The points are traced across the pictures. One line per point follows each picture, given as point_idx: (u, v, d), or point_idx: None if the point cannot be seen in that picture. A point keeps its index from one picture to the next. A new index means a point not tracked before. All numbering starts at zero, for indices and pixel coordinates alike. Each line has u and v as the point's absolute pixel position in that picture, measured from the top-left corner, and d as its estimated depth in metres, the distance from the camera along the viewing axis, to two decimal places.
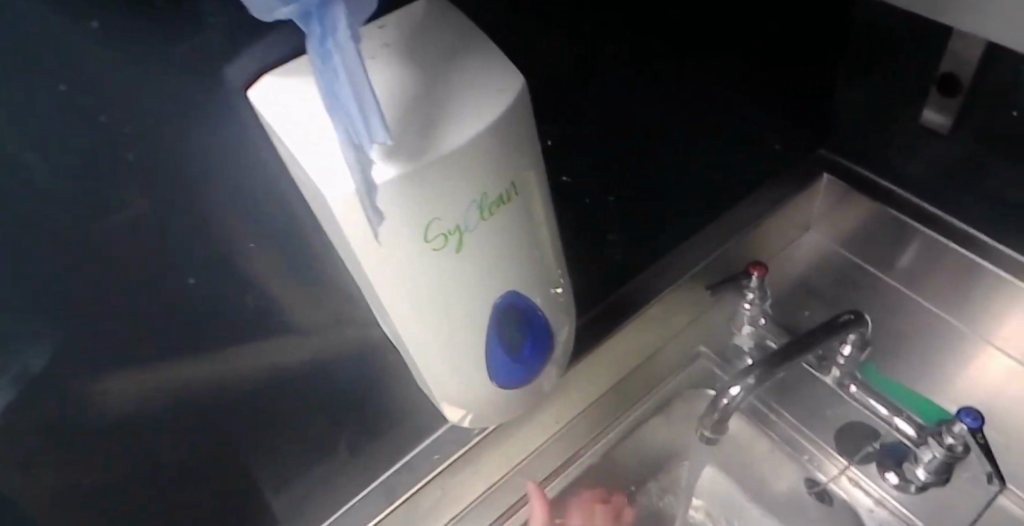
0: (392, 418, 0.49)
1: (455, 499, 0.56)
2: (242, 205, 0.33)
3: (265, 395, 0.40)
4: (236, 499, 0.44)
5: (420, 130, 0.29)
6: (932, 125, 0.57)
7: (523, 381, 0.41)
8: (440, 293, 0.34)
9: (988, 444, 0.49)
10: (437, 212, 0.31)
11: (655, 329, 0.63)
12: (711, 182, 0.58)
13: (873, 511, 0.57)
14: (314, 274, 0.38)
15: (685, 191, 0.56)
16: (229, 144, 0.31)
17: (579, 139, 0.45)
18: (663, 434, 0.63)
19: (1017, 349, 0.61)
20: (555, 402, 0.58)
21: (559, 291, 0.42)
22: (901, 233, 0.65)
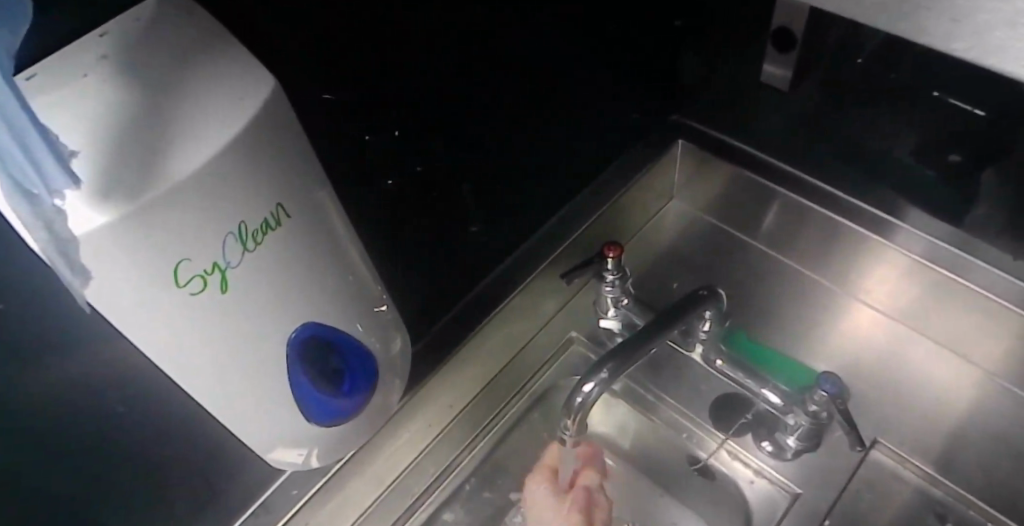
0: (228, 461, 0.46)
1: None
2: None
3: (68, 469, 0.37)
4: None
5: (141, 159, 0.25)
6: (774, 79, 0.58)
7: (348, 416, 0.38)
8: (212, 341, 0.30)
9: (850, 410, 0.49)
10: (183, 252, 0.27)
11: (524, 321, 0.61)
12: (602, 150, 0.61)
13: (753, 483, 0.57)
14: (80, 337, 0.34)
15: (537, 178, 0.56)
16: None
17: (432, 124, 0.45)
18: (540, 429, 0.63)
19: (880, 300, 0.63)
20: (417, 416, 0.56)
21: (384, 307, 0.39)
22: (760, 196, 0.65)
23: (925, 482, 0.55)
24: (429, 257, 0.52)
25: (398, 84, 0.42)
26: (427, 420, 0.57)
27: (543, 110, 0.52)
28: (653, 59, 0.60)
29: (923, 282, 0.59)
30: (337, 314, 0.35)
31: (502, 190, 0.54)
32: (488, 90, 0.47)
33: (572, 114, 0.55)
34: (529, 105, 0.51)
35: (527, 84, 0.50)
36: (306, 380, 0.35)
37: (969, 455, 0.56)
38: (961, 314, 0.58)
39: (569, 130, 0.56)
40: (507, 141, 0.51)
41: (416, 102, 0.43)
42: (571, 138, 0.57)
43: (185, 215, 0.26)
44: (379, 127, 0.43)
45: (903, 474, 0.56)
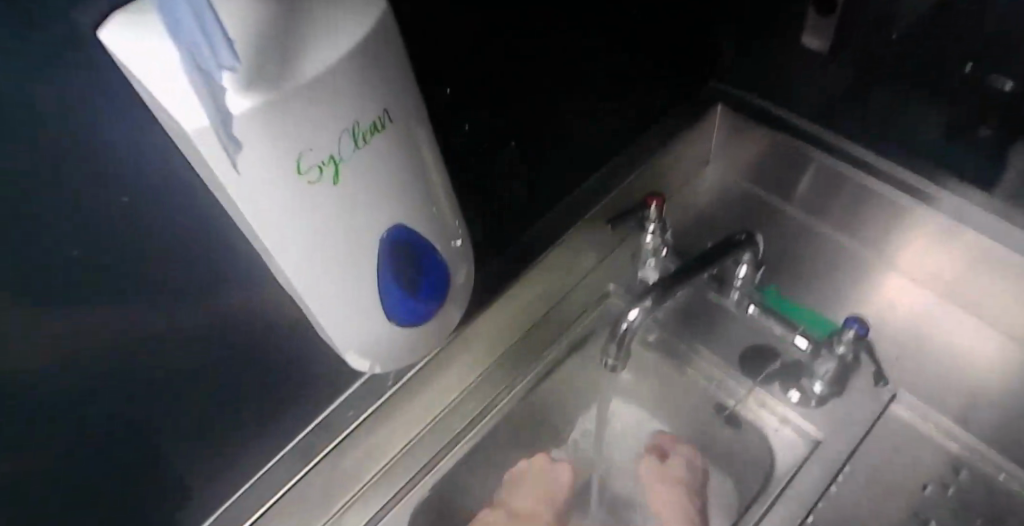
0: (298, 372, 0.50)
1: (378, 452, 0.58)
2: (111, 172, 0.33)
3: (163, 364, 0.40)
4: (147, 471, 0.43)
5: (281, 52, 0.28)
6: (813, 47, 0.61)
7: (419, 321, 0.42)
8: (320, 231, 0.34)
9: (873, 347, 0.52)
10: (307, 142, 0.30)
11: (565, 269, 0.65)
12: (646, 111, 0.65)
13: (779, 431, 0.60)
14: (194, 241, 0.38)
15: (587, 134, 0.60)
16: (76, 99, 0.30)
17: (494, 76, 0.48)
18: (574, 376, 0.67)
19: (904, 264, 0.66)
20: (462, 354, 0.60)
21: (457, 242, 0.43)
22: (795, 162, 0.68)
23: (943, 434, 0.58)
24: (488, 206, 0.55)
25: (462, 42, 0.44)
26: (470, 358, 0.61)
27: (600, 67, 0.56)
28: (696, 27, 0.64)
29: (950, 247, 0.61)
30: (419, 222, 0.38)
31: (554, 143, 0.57)
32: (548, 47, 0.51)
33: (621, 73, 0.59)
34: (587, 63, 0.55)
35: (585, 43, 0.53)
36: (392, 282, 0.39)
37: (988, 411, 0.59)
38: (987, 279, 0.61)
39: (618, 90, 0.60)
40: (564, 97, 0.55)
41: (476, 57, 0.46)
42: (620, 97, 0.61)
43: (310, 108, 0.30)
44: (447, 83, 0.45)
45: (920, 427, 0.59)
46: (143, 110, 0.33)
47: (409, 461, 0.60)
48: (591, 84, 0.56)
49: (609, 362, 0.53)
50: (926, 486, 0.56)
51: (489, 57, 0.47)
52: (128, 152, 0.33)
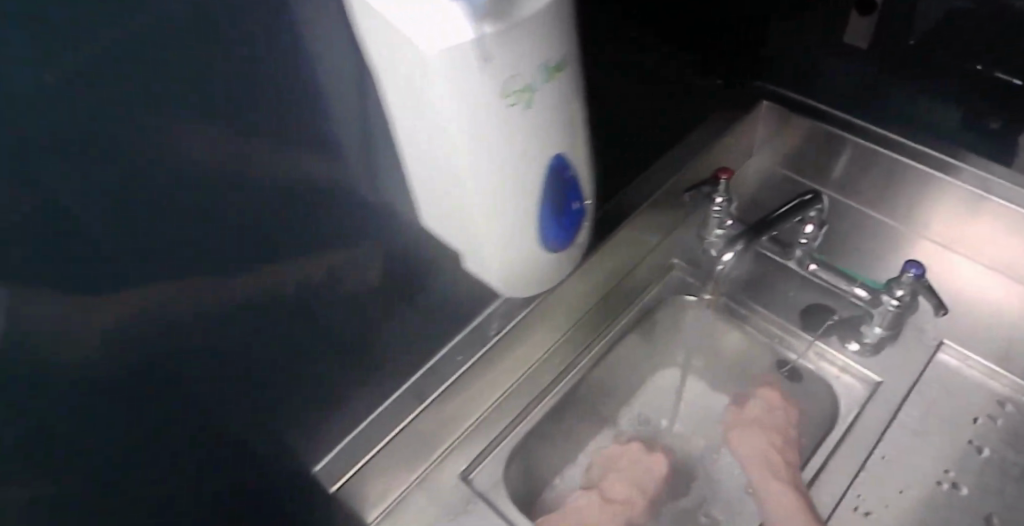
0: (427, 313, 0.57)
1: (476, 403, 0.65)
2: (325, 105, 0.39)
3: (336, 290, 0.47)
4: (306, 396, 0.49)
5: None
6: (853, 43, 0.69)
7: (563, 247, 0.50)
8: (505, 152, 0.41)
9: (930, 287, 0.60)
10: (515, 69, 0.38)
11: (637, 243, 0.73)
12: (709, 103, 0.73)
13: (839, 377, 0.68)
14: (372, 173, 0.44)
15: (668, 121, 0.68)
16: (307, 39, 0.36)
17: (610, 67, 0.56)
18: (643, 339, 0.75)
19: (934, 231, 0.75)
20: (546, 317, 0.67)
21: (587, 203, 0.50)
22: (832, 146, 0.78)
23: (988, 376, 0.66)
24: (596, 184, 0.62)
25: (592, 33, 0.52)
26: (557, 319, 0.69)
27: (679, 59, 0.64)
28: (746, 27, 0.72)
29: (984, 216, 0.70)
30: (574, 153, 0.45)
31: (644, 130, 0.65)
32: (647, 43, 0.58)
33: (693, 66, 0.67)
34: (671, 55, 0.62)
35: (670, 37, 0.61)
36: (549, 202, 0.46)
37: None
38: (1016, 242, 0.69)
39: (690, 81, 0.68)
40: (655, 86, 0.62)
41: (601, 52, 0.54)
42: (692, 88, 0.68)
43: (521, 40, 0.37)
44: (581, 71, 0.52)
45: (965, 371, 0.67)
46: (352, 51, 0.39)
47: (506, 408, 0.68)
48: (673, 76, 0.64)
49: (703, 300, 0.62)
50: (976, 418, 0.64)
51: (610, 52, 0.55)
52: (337, 88, 0.39)
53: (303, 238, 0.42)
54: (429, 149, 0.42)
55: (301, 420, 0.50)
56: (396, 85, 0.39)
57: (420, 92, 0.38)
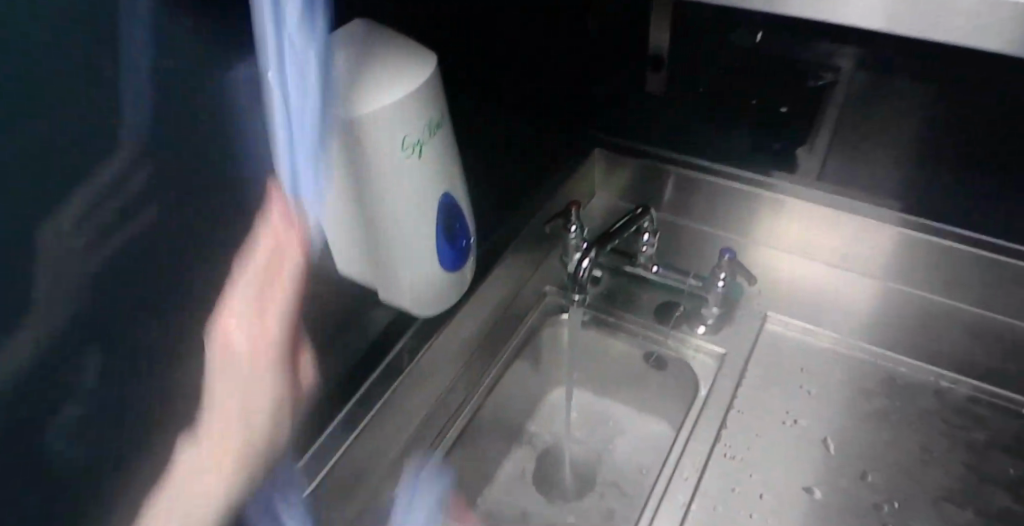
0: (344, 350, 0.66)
1: (393, 437, 0.71)
2: None
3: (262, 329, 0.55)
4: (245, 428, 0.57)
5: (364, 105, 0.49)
6: (656, 87, 0.89)
7: (456, 270, 0.62)
8: (407, 191, 0.54)
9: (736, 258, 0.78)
10: (408, 129, 0.52)
11: (509, 276, 0.84)
12: (553, 151, 0.89)
13: (697, 357, 0.82)
14: None
15: (525, 165, 0.83)
16: None
17: (476, 123, 0.71)
18: (531, 359, 0.84)
19: (739, 231, 0.94)
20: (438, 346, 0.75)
21: (469, 241, 0.62)
22: (657, 176, 0.95)
23: (807, 334, 0.84)
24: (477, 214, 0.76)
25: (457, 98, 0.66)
26: (448, 351, 0.77)
27: (528, 109, 0.80)
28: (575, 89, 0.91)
29: (786, 215, 0.90)
30: (457, 191, 0.59)
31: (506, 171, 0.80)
32: (499, 101, 0.74)
33: (539, 122, 0.84)
34: (520, 109, 0.79)
35: (519, 96, 0.78)
36: (440, 230, 0.58)
37: (829, 315, 0.85)
38: (813, 229, 0.89)
39: (537, 133, 0.84)
40: (511, 135, 0.78)
41: (467, 112, 0.69)
42: (539, 138, 0.85)
43: (413, 103, 0.51)
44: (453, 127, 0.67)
45: (788, 334, 0.84)
46: None
47: (423, 439, 0.72)
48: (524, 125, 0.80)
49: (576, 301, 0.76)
50: (802, 368, 0.81)
51: (473, 110, 0.70)
52: None
53: None
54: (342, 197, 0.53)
55: None
56: None
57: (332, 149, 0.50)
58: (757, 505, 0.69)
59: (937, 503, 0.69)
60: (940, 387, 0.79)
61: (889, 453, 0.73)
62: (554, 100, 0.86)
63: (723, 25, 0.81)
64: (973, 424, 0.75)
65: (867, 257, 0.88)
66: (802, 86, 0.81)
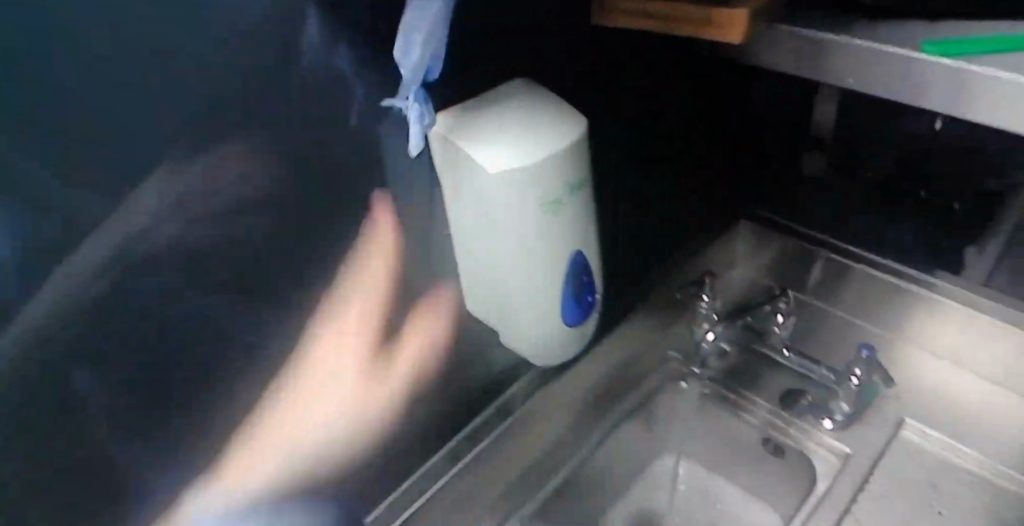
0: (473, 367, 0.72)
1: None
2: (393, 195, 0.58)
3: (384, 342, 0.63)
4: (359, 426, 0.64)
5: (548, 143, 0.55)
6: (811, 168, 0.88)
7: (580, 322, 0.64)
8: (541, 243, 0.58)
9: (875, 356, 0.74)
10: (550, 188, 0.56)
11: (634, 334, 0.84)
12: (696, 220, 0.91)
13: (819, 453, 0.78)
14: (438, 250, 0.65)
15: (663, 231, 0.86)
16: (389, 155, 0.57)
17: (618, 187, 0.76)
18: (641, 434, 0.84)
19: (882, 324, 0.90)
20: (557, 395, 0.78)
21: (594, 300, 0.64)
22: (802, 256, 0.92)
23: (948, 451, 0.78)
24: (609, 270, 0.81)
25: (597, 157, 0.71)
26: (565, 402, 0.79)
27: (671, 179, 0.83)
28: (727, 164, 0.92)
29: (941, 319, 0.85)
30: (589, 251, 0.61)
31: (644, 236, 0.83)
32: (644, 171, 0.78)
33: (684, 192, 0.86)
34: (665, 178, 0.82)
35: (665, 169, 0.81)
36: (569, 285, 0.61)
37: (974, 433, 0.78)
38: (973, 341, 0.83)
39: (680, 203, 0.86)
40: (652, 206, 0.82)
41: (614, 175, 0.74)
42: (681, 206, 0.87)
43: (557, 164, 0.55)
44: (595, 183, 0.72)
45: (926, 445, 0.78)
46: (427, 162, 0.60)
47: None
48: (665, 192, 0.83)
49: None
50: (936, 484, 0.75)
51: (619, 176, 0.75)
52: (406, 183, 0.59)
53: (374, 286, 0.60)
54: (486, 239, 0.59)
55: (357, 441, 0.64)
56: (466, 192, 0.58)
57: (487, 197, 0.56)
58: None
59: None
60: None
61: None
62: (703, 172, 0.88)
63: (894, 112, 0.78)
64: None
65: None
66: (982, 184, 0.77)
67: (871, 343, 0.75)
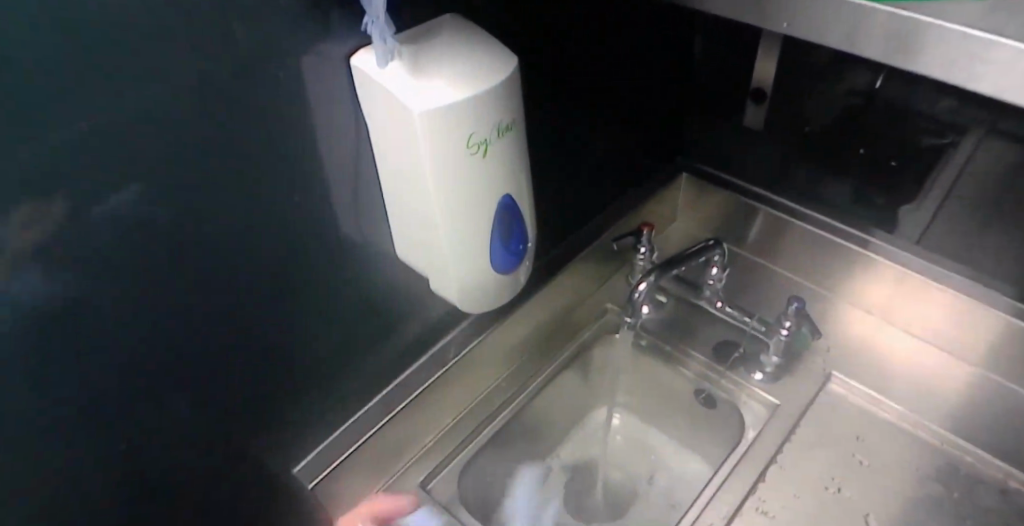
0: (407, 313, 0.71)
1: (430, 424, 0.77)
2: (310, 133, 0.56)
3: (304, 290, 0.61)
4: (278, 372, 0.62)
5: (464, 80, 0.53)
6: (750, 123, 0.88)
7: (510, 269, 0.63)
8: (468, 187, 0.56)
9: (804, 310, 0.75)
10: (474, 128, 0.54)
11: (573, 287, 0.86)
12: (637, 171, 0.91)
13: (748, 405, 0.81)
14: (367, 196, 0.62)
15: (603, 182, 0.85)
16: (303, 91, 0.54)
17: (557, 137, 0.74)
18: (575, 386, 0.87)
19: (814, 279, 0.92)
20: (493, 346, 0.80)
21: (527, 246, 0.63)
22: (742, 213, 0.95)
23: (872, 404, 0.80)
24: (548, 222, 0.80)
25: (533, 104, 0.69)
26: (503, 352, 0.81)
27: (613, 130, 0.82)
28: (669, 115, 0.91)
29: (873, 276, 0.86)
30: (520, 197, 0.60)
31: (583, 188, 0.82)
32: (582, 121, 0.77)
33: (623, 143, 0.85)
34: (604, 128, 0.81)
35: (603, 120, 0.80)
36: (498, 231, 0.60)
37: (899, 388, 0.80)
38: (905, 296, 0.85)
39: (620, 154, 0.86)
40: (589, 157, 0.81)
41: (551, 124, 0.73)
42: (621, 159, 0.86)
43: (482, 103, 0.53)
44: (532, 130, 0.71)
45: (852, 399, 0.80)
46: (349, 100, 0.57)
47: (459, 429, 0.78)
48: (606, 144, 0.82)
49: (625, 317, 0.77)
50: (859, 437, 0.77)
51: (557, 125, 0.73)
52: (326, 122, 0.56)
53: (290, 230, 0.58)
54: (410, 181, 0.57)
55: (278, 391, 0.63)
56: (390, 132, 0.55)
57: (411, 138, 0.53)
58: None
59: None
60: (1008, 486, 0.72)
61: None
62: (644, 124, 0.87)
63: (835, 71, 0.77)
64: None
65: (953, 331, 0.83)
66: (920, 141, 0.75)
67: (800, 298, 0.75)
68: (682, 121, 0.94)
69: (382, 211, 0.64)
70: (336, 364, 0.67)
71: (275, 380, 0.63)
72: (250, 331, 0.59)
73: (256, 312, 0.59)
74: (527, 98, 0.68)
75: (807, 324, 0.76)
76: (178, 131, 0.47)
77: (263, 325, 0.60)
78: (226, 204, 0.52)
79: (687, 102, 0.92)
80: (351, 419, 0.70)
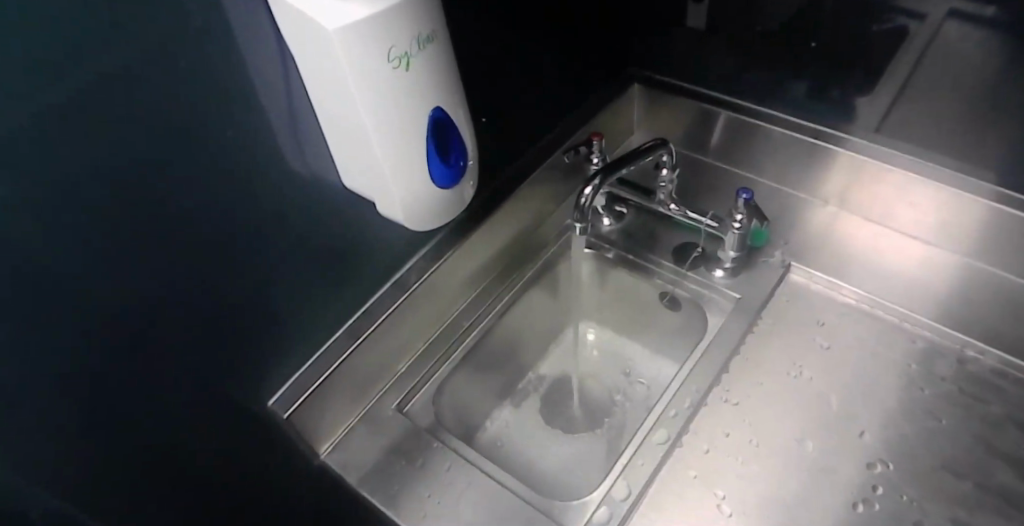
0: (364, 244, 0.71)
1: (402, 349, 0.79)
2: (238, 72, 0.54)
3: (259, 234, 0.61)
4: (246, 319, 0.62)
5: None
6: (693, 24, 0.88)
7: (450, 185, 0.65)
8: (395, 104, 0.57)
9: (752, 203, 0.78)
10: (393, 41, 0.54)
11: (533, 206, 0.88)
12: (583, 84, 0.91)
13: (710, 300, 0.82)
14: (306, 130, 0.61)
15: (550, 97, 0.86)
16: (222, 27, 0.52)
17: (495, 54, 0.74)
18: (543, 302, 0.90)
19: (772, 175, 0.93)
20: (458, 271, 0.81)
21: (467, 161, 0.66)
22: (699, 119, 0.95)
23: (831, 289, 0.82)
24: (497, 141, 0.81)
25: (466, 22, 0.68)
26: (470, 276, 0.83)
27: (552, 43, 0.82)
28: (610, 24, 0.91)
29: (827, 168, 0.87)
30: (451, 108, 0.61)
31: (529, 104, 0.83)
32: (519, 35, 0.76)
33: (565, 55, 0.85)
34: (543, 41, 0.80)
35: (542, 33, 0.79)
36: (433, 143, 0.61)
37: (858, 272, 0.82)
38: (861, 184, 0.85)
39: (563, 67, 0.86)
40: (533, 72, 0.81)
41: (487, 41, 0.72)
42: (565, 72, 0.86)
43: (396, 17, 0.53)
44: (467, 49, 0.70)
45: (812, 286, 0.82)
46: (270, 32, 0.55)
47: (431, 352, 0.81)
48: (548, 57, 0.82)
49: (579, 224, 0.79)
50: (822, 322, 0.79)
51: (494, 41, 0.73)
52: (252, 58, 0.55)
53: (236, 175, 0.57)
54: (341, 106, 0.57)
55: (248, 336, 0.63)
56: (312, 58, 0.55)
57: (334, 61, 0.53)
58: (725, 450, 0.70)
59: (938, 475, 0.67)
60: (965, 355, 0.75)
61: (894, 413, 0.71)
62: (585, 35, 0.87)
63: None
64: (992, 398, 0.71)
65: (911, 215, 0.83)
66: (870, 27, 0.74)
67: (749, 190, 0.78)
68: (625, 30, 0.94)
69: (323, 141, 0.63)
70: (301, 304, 0.67)
71: (243, 330, 0.63)
72: (213, 283, 0.58)
73: (215, 262, 0.58)
74: (458, 15, 0.67)
75: (756, 217, 0.79)
76: (97, 78, 0.46)
77: (225, 276, 0.59)
78: (161, 150, 0.51)
79: (629, 10, 0.91)
80: (322, 351, 0.71)
